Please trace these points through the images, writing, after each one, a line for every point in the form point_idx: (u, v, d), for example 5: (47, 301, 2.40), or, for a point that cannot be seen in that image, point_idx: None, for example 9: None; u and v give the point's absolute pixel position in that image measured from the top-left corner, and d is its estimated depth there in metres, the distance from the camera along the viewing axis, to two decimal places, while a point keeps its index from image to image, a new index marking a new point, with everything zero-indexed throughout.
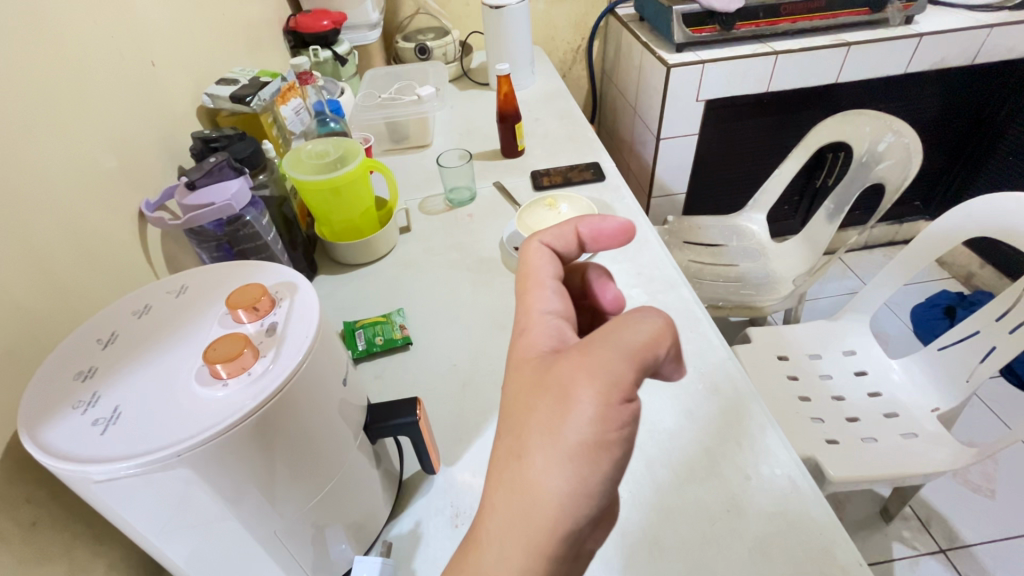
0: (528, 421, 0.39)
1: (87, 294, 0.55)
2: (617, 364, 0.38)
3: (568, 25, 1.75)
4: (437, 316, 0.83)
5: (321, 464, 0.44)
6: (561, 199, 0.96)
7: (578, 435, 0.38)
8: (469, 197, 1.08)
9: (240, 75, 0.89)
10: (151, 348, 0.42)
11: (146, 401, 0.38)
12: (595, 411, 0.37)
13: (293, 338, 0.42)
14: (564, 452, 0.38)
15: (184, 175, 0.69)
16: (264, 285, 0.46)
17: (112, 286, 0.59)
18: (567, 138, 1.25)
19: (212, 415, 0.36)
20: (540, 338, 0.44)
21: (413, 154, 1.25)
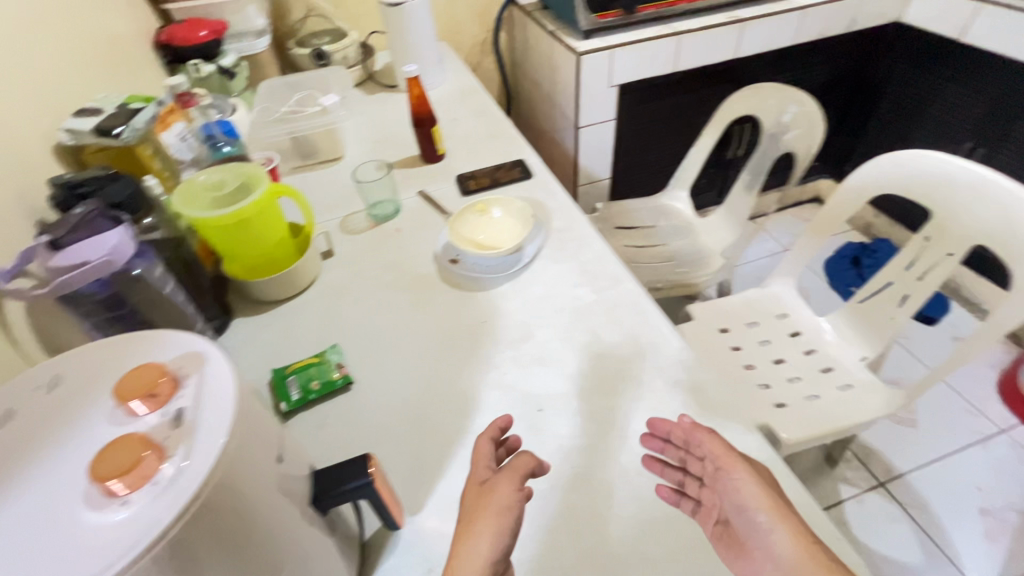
0: (476, 509, 0.50)
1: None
2: (524, 467, 0.53)
3: (471, 17, 1.70)
4: (377, 347, 0.77)
5: (268, 558, 0.38)
6: (492, 201, 0.91)
7: (505, 509, 0.50)
8: (394, 210, 1.01)
9: (105, 105, 0.77)
10: (20, 469, 0.33)
11: (19, 544, 0.30)
12: (515, 496, 0.51)
13: (205, 425, 0.35)
14: (496, 524, 0.49)
15: (43, 232, 0.57)
16: (161, 362, 0.38)
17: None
18: (488, 136, 1.20)
19: (111, 549, 0.29)
20: (483, 460, 0.55)
21: (325, 168, 1.16)
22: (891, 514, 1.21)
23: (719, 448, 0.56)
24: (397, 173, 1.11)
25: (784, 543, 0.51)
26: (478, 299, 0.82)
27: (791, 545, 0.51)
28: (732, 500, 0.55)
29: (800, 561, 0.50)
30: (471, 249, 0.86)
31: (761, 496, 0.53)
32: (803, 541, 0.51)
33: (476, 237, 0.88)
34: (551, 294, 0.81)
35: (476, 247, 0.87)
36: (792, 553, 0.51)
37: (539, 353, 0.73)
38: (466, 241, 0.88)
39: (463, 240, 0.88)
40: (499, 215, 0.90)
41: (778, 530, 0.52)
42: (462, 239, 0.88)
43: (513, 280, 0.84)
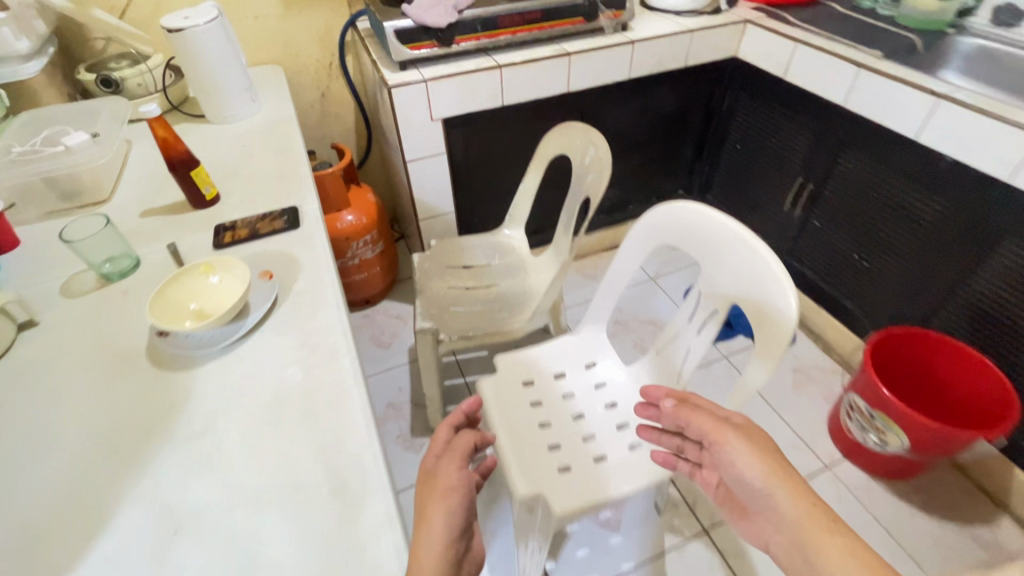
0: (429, 490, 0.61)
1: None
2: (464, 443, 0.69)
3: (310, 40, 1.59)
4: (33, 449, 0.65)
5: None
6: (220, 261, 0.81)
7: (450, 479, 0.62)
8: (128, 269, 0.89)
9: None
10: None
11: None
12: (458, 468, 0.64)
13: None
14: (443, 494, 0.60)
15: None
16: None
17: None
18: (275, 177, 1.10)
19: None
20: (435, 447, 0.70)
21: (78, 214, 1.02)
22: (709, 563, 1.18)
23: (704, 421, 0.76)
24: (154, 222, 0.99)
25: (785, 495, 0.66)
26: (176, 381, 0.71)
27: (791, 498, 0.65)
28: (734, 470, 0.70)
29: (801, 513, 0.64)
30: (180, 320, 0.75)
31: (755, 462, 0.69)
32: (804, 495, 0.65)
33: (190, 305, 0.77)
34: (259, 375, 0.72)
35: (189, 317, 0.76)
36: (796, 509, 0.64)
37: (211, 454, 0.63)
38: (179, 309, 0.76)
39: (175, 308, 0.76)
40: (227, 278, 0.80)
41: (778, 491, 0.66)
42: (174, 306, 0.76)
43: (223, 357, 0.74)
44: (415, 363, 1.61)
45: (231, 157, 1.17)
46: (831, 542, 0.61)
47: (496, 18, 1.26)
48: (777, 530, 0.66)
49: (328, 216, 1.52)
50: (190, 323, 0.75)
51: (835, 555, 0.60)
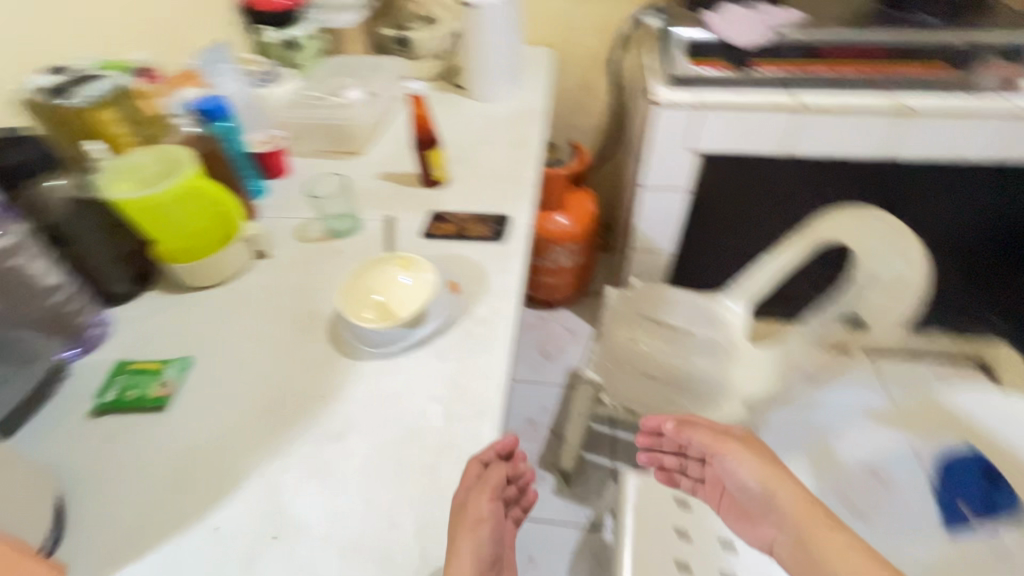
0: (458, 527, 0.55)
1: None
2: (495, 474, 0.60)
3: (589, 28, 1.49)
4: (218, 381, 0.72)
5: None
6: (418, 262, 0.78)
7: (478, 509, 0.57)
8: (347, 230, 0.93)
9: (100, 83, 0.79)
10: None
11: None
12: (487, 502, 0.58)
13: None
14: (473, 529, 0.56)
15: None
16: None
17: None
18: (502, 174, 1.05)
19: None
20: (465, 486, 0.58)
21: (335, 160, 1.12)
22: None
23: (703, 437, 0.86)
24: (385, 189, 1.03)
25: (786, 495, 0.77)
26: (336, 369, 0.71)
27: (794, 499, 0.76)
28: (731, 475, 0.82)
29: (802, 512, 0.74)
30: (361, 308, 0.75)
31: (748, 464, 0.81)
32: (802, 492, 0.77)
33: (376, 295, 0.76)
34: (403, 399, 0.68)
35: (370, 307, 0.75)
36: (795, 505, 0.75)
37: (334, 467, 0.62)
38: (366, 295, 0.76)
39: (363, 293, 0.76)
40: (417, 281, 0.77)
41: (777, 488, 0.77)
42: (363, 290, 0.77)
43: (382, 361, 0.72)
44: (568, 389, 1.50)
45: (471, 139, 1.16)
46: (835, 542, 0.69)
47: (819, 46, 1.01)
48: (784, 534, 0.76)
49: (541, 213, 1.45)
50: (368, 314, 0.75)
51: (835, 551, 0.68)
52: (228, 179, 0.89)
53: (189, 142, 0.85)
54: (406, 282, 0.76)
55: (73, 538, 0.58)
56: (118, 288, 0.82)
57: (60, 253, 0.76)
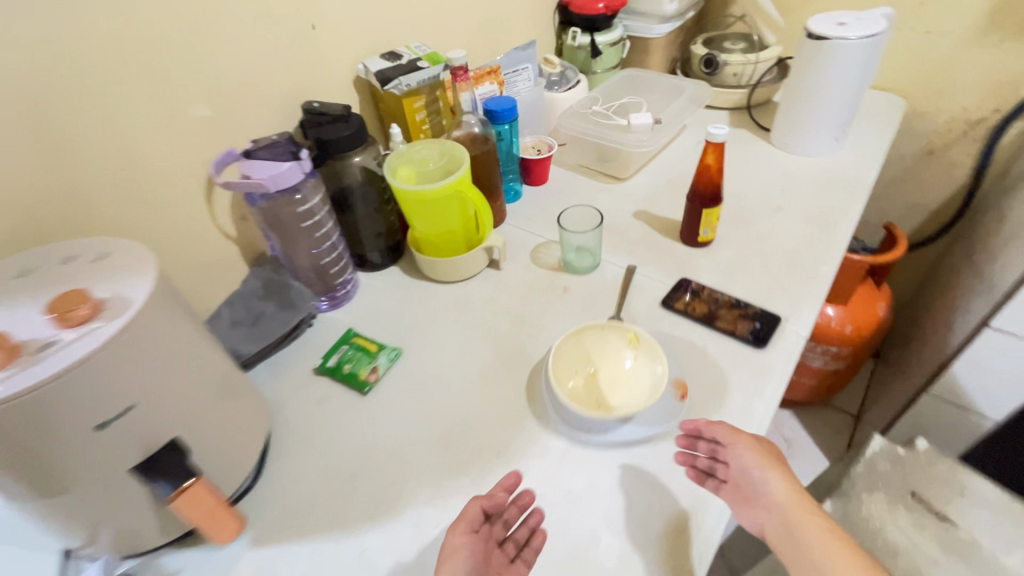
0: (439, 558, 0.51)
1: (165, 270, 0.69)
2: (471, 504, 0.54)
3: (976, 84, 1.09)
4: (418, 388, 0.73)
5: (47, 476, 0.46)
6: (650, 345, 0.66)
7: (457, 538, 0.51)
8: (583, 268, 0.86)
9: (423, 74, 0.81)
10: (9, 305, 0.48)
11: None
12: (463, 530, 0.52)
13: (36, 366, 0.43)
14: (451, 560, 0.50)
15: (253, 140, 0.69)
16: (95, 294, 0.48)
17: (191, 244, 0.72)
18: (784, 258, 0.83)
19: None
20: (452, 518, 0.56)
21: (595, 182, 1.05)
22: None
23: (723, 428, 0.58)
24: (636, 234, 0.92)
25: (778, 487, 0.57)
26: (523, 429, 0.65)
27: (785, 485, 0.57)
28: (747, 475, 0.57)
29: (795, 496, 0.56)
30: (572, 371, 0.67)
31: (771, 469, 0.57)
32: (792, 479, 0.58)
33: (591, 365, 0.67)
34: (581, 508, 0.57)
35: (580, 374, 0.67)
36: (791, 493, 0.56)
37: None
38: (581, 360, 0.68)
39: (579, 354, 0.68)
40: (640, 368, 0.66)
41: (775, 471, 0.57)
42: (580, 351, 0.68)
43: (568, 444, 0.63)
44: None
45: (757, 199, 0.95)
46: (824, 523, 0.55)
47: None
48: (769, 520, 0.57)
49: None
50: (578, 381, 0.66)
51: (840, 552, 0.53)
52: (489, 181, 0.90)
53: (470, 142, 0.87)
54: (628, 368, 0.66)
55: (264, 489, 0.63)
56: (374, 258, 0.89)
57: (342, 218, 0.84)
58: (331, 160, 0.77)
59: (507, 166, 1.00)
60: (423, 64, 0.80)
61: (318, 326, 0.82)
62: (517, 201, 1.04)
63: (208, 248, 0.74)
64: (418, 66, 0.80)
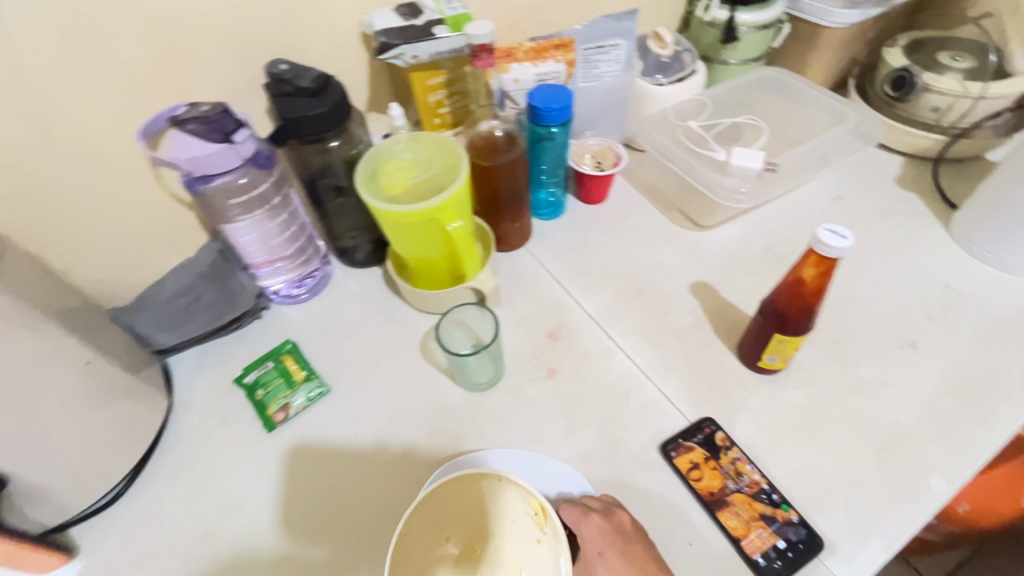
0: None
1: (95, 232, 0.60)
2: None
3: None
4: (325, 447, 0.60)
5: None
6: (559, 533, 0.43)
7: None
8: (474, 384, 0.63)
9: (435, 46, 0.60)
10: None
11: None
12: None
13: None
14: None
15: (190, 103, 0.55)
16: None
17: (129, 203, 0.61)
18: (868, 436, 0.56)
19: None
20: None
21: (662, 222, 0.78)
22: None
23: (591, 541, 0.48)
24: (679, 319, 0.67)
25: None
26: None
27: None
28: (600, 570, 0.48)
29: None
30: (434, 545, 0.43)
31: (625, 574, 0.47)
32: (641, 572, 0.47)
33: (452, 545, 0.43)
34: None
35: (449, 549, 0.43)
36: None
37: None
38: (455, 528, 0.44)
39: (453, 515, 0.44)
40: (541, 567, 0.42)
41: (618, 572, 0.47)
42: (463, 509, 0.45)
43: None
44: None
45: (877, 320, 0.64)
46: None
47: None
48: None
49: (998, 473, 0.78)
50: (442, 563, 0.43)
51: None
52: (503, 202, 0.69)
53: (485, 148, 0.66)
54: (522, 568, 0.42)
55: (128, 509, 0.58)
56: (355, 255, 0.74)
57: (316, 207, 0.69)
58: (295, 141, 0.61)
59: (549, 174, 0.76)
60: (440, 33, 0.60)
61: (266, 320, 0.71)
62: (557, 218, 0.80)
63: (149, 215, 0.63)
64: (432, 33, 0.60)
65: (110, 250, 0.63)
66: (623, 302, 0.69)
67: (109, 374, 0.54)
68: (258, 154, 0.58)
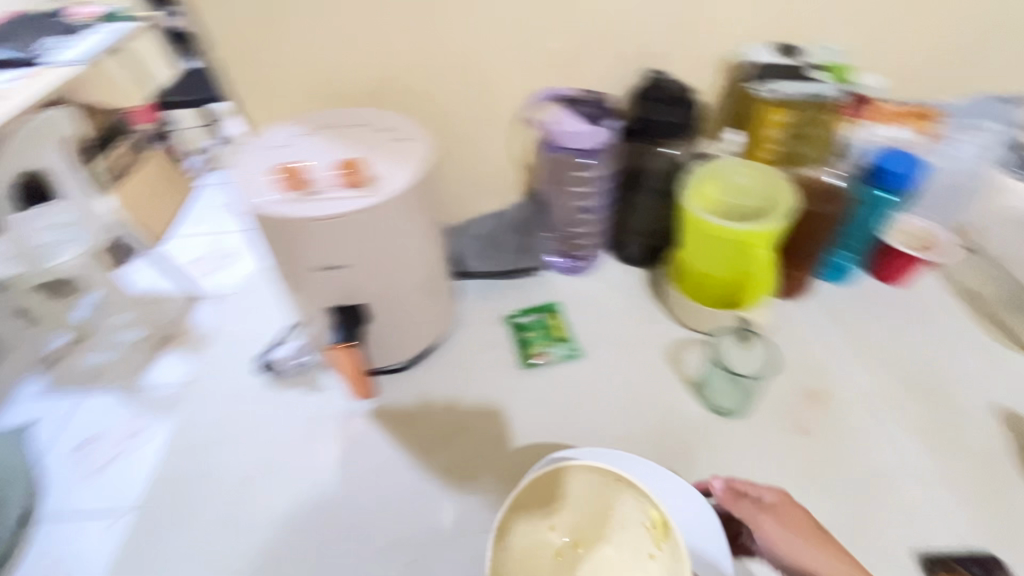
0: None
1: (462, 162, 0.75)
2: None
3: None
4: (565, 399, 0.66)
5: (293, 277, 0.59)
6: (674, 555, 0.41)
7: None
8: (718, 406, 0.63)
9: (805, 88, 0.63)
10: (339, 145, 0.59)
11: (292, 155, 0.58)
12: None
13: (313, 202, 0.53)
14: None
15: (580, 92, 0.68)
16: (377, 167, 0.56)
17: (492, 149, 0.74)
18: None
19: (256, 183, 0.55)
20: None
21: (974, 328, 0.70)
22: None
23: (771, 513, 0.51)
24: (973, 436, 0.59)
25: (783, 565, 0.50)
26: None
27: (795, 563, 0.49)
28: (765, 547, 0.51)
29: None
30: (542, 529, 0.46)
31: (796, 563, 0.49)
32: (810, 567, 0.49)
33: (565, 535, 0.46)
34: None
35: (556, 537, 0.46)
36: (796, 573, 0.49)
37: None
38: (569, 520, 0.46)
39: (569, 505, 0.46)
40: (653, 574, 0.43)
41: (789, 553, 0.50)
42: (575, 501, 0.46)
43: None
44: None
45: None
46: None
47: None
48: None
49: None
50: (550, 549, 0.46)
51: None
52: (803, 246, 0.69)
53: (815, 194, 0.66)
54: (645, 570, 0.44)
55: (406, 376, 0.70)
56: (630, 252, 0.80)
57: (621, 200, 0.76)
58: (641, 141, 0.68)
59: (856, 238, 0.73)
60: (816, 76, 0.63)
61: (541, 277, 0.81)
62: (847, 284, 0.75)
63: (496, 162, 0.76)
64: (807, 76, 0.63)
65: (462, 180, 0.77)
66: (904, 392, 0.63)
67: (438, 275, 0.67)
68: (614, 143, 0.66)
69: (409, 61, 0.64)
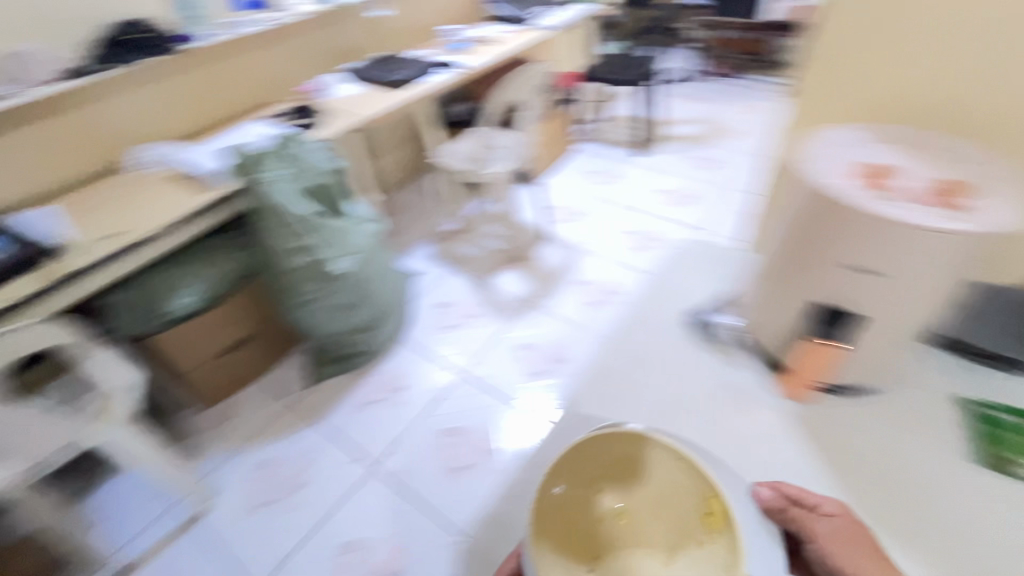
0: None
1: (970, 110, 0.67)
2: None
3: None
4: (891, 441, 0.65)
5: (802, 265, 0.60)
6: (716, 547, 0.44)
7: None
8: None
9: None
10: (935, 162, 0.60)
11: (858, 154, 0.60)
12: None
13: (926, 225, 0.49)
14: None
15: None
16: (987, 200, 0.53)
17: (955, 84, 0.66)
18: None
19: (831, 170, 0.57)
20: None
21: None
22: None
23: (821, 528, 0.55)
24: None
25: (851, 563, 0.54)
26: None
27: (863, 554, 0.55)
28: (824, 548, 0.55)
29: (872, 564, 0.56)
30: (555, 482, 0.47)
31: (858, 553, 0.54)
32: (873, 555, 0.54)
33: (557, 486, 0.47)
34: None
35: (557, 489, 0.47)
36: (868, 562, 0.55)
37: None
38: (608, 467, 0.49)
39: (618, 462, 0.49)
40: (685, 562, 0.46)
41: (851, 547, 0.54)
42: (626, 454, 0.49)
43: None
44: None
45: None
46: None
47: None
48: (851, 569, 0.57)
49: None
50: (555, 504, 0.46)
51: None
52: None
53: None
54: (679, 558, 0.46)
55: (744, 378, 0.72)
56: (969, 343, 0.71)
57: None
58: None
59: None
60: None
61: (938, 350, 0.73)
62: None
63: (984, 112, 0.67)
64: None
65: (947, 121, 0.69)
66: None
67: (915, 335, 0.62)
68: None
69: (944, 93, 0.68)
